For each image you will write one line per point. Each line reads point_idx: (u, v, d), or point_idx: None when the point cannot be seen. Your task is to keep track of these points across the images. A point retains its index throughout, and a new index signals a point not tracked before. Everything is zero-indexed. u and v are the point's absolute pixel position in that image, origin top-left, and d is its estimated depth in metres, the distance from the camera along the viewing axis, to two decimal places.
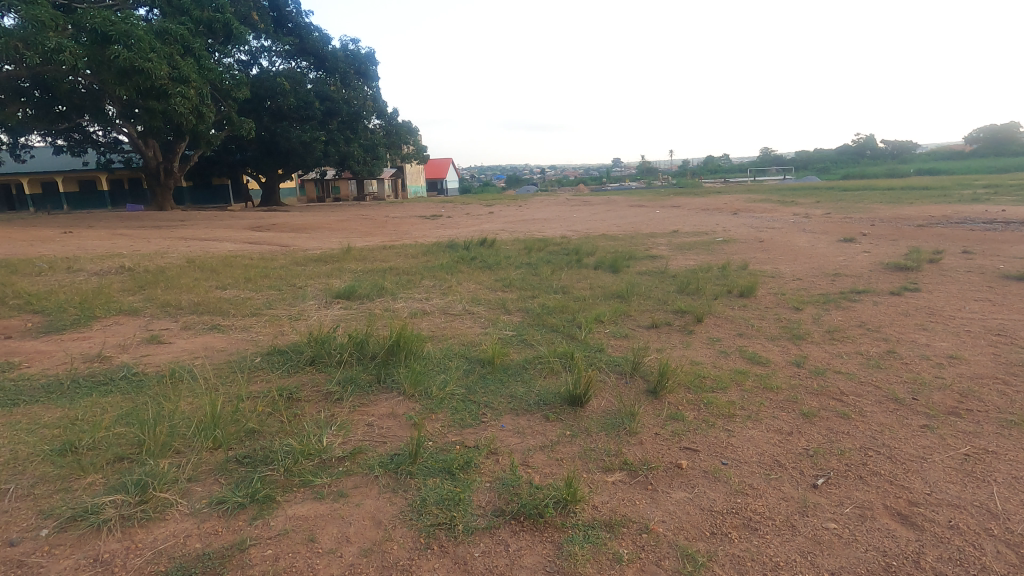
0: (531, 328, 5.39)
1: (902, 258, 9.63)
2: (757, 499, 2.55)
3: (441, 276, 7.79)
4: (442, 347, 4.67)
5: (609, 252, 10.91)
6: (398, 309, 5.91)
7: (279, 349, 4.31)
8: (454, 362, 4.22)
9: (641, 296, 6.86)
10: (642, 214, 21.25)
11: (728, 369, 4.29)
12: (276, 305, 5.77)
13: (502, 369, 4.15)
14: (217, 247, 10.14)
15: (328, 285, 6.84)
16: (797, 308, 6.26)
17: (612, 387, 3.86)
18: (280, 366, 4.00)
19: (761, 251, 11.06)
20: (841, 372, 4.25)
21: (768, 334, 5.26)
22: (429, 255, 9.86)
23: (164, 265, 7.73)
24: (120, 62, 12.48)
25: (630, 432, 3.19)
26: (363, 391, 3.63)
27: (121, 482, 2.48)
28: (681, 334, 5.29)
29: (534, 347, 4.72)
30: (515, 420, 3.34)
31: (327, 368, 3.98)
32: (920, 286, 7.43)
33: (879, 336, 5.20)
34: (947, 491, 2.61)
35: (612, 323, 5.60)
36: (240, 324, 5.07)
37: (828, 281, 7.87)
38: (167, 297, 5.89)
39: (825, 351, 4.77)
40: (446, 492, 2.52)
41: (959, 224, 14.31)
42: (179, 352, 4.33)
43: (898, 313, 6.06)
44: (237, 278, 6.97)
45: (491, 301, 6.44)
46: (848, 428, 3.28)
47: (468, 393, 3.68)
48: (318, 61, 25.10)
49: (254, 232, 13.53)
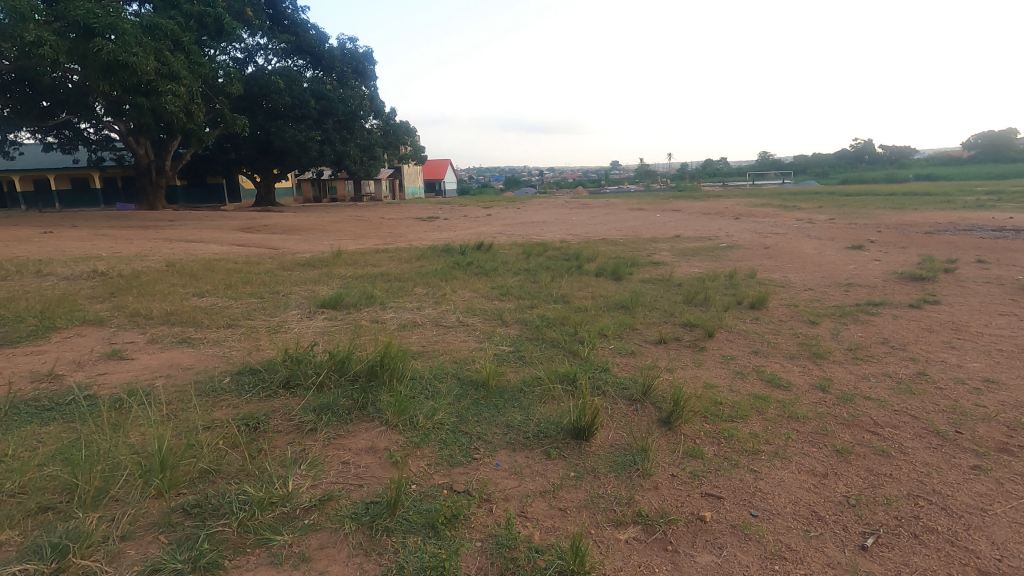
0: (529, 343, 4.99)
1: (915, 267, 9.25)
2: (799, 566, 2.16)
3: (436, 283, 7.41)
4: (432, 365, 4.28)
5: (610, 257, 10.50)
6: (386, 320, 5.51)
7: (250, 368, 3.90)
8: (445, 385, 3.82)
9: (646, 306, 6.47)
10: (640, 218, 20.86)
11: (746, 395, 3.88)
12: (255, 315, 5.35)
13: (498, 392, 3.75)
14: (202, 249, 9.70)
15: (313, 293, 6.42)
16: (813, 323, 5.88)
17: (621, 415, 3.45)
18: (250, 389, 3.59)
19: (766, 257, 10.71)
20: (872, 398, 3.84)
21: (786, 352, 4.87)
22: (423, 260, 9.46)
23: (141, 269, 7.27)
24: (103, 55, 12.03)
25: (644, 474, 2.79)
26: (340, 420, 3.23)
27: (37, 542, 2.07)
28: (691, 351, 4.89)
29: (534, 366, 4.33)
30: (511, 457, 2.94)
31: (300, 392, 3.57)
32: (939, 298, 7.05)
33: (906, 355, 4.80)
34: (1021, 557, 2.23)
35: (617, 338, 5.21)
36: (213, 337, 4.66)
37: (841, 292, 7.49)
38: (137, 305, 5.47)
39: (849, 372, 4.39)
40: (429, 558, 2.11)
41: (967, 231, 13.99)
42: (139, 370, 3.91)
43: (923, 329, 5.66)
44: (216, 284, 6.55)
45: (487, 312, 6.04)
46: (891, 469, 2.88)
47: (459, 423, 3.27)
48: (315, 59, 24.69)
49: (243, 233, 13.08)
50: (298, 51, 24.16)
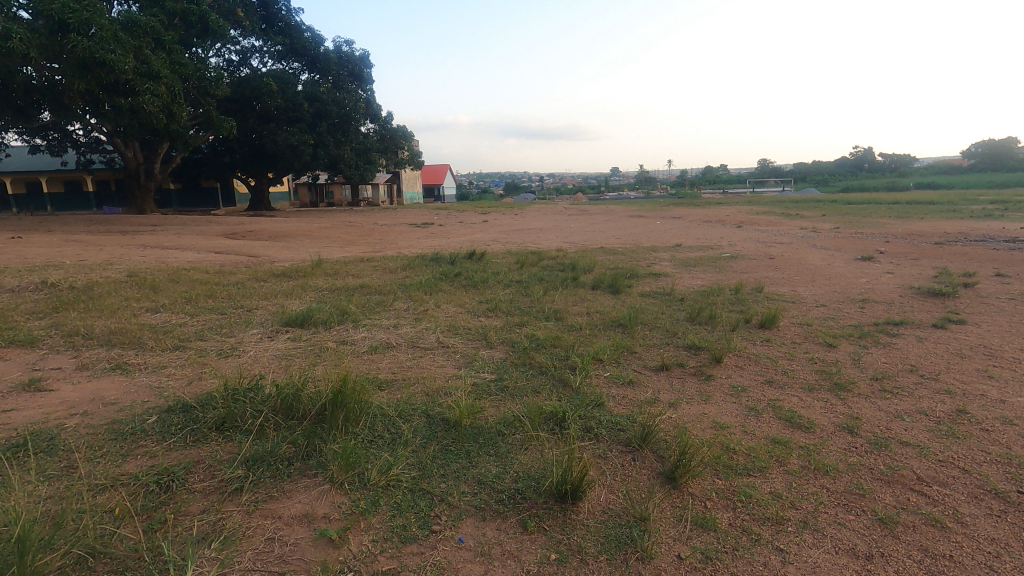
0: (514, 369, 4.44)
1: (932, 281, 8.72)
2: None
3: (418, 296, 6.88)
4: (399, 398, 3.71)
5: (608, 268, 9.97)
6: (357, 342, 4.93)
7: (183, 404, 3.33)
8: (411, 425, 3.26)
9: (646, 325, 5.91)
10: (640, 225, 20.39)
11: (762, 439, 3.32)
12: (209, 336, 4.79)
13: (472, 436, 3.18)
14: (175, 257, 9.17)
15: (281, 308, 5.87)
16: (830, 345, 5.33)
17: (615, 468, 2.89)
18: (176, 432, 3.02)
19: (772, 269, 10.18)
20: (910, 444, 3.28)
21: (804, 382, 4.31)
22: (409, 270, 8.92)
23: (98, 279, 6.72)
24: (78, 51, 11.54)
25: (644, 557, 2.24)
26: (275, 475, 2.67)
27: None
28: (696, 380, 4.32)
29: (518, 401, 3.76)
30: (478, 530, 2.38)
31: (234, 437, 2.99)
32: (964, 317, 6.50)
33: (938, 388, 4.24)
34: None
35: (612, 363, 4.64)
36: (153, 363, 4.08)
37: (857, 309, 6.95)
38: (78, 322, 4.89)
39: (878, 409, 3.82)
40: None
41: (978, 241, 13.51)
42: (53, 405, 3.34)
43: (952, 354, 5.10)
44: (177, 297, 6.01)
45: (471, 331, 5.49)
46: (950, 549, 2.33)
47: (420, 479, 2.72)
48: (310, 62, 24.21)
49: (226, 239, 12.57)
50: (293, 53, 23.67)
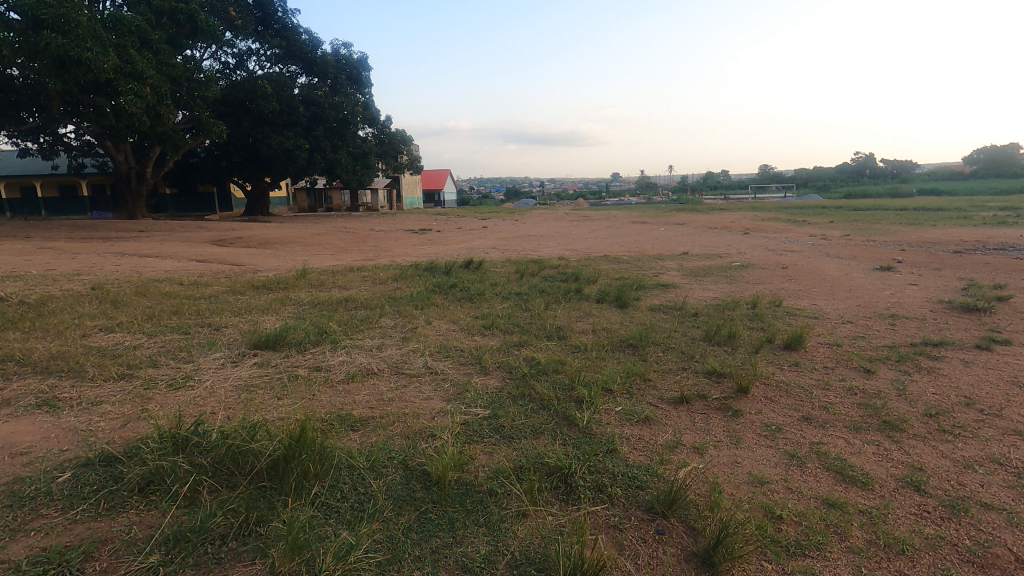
0: (510, 401, 3.83)
1: (963, 294, 8.11)
2: None
3: (408, 310, 6.30)
4: (372, 443, 3.10)
5: (613, 278, 9.38)
6: (332, 368, 4.33)
7: (106, 456, 2.73)
8: (382, 484, 2.65)
9: (658, 345, 5.30)
10: (643, 232, 19.83)
11: (813, 499, 2.72)
12: (164, 361, 4.20)
13: (457, 496, 2.58)
14: (152, 266, 8.61)
15: (254, 325, 5.28)
16: (869, 372, 4.71)
17: (635, 548, 2.29)
18: (89, 497, 2.42)
19: (787, 279, 9.60)
20: (995, 509, 2.67)
21: (849, 421, 3.69)
22: (401, 280, 8.33)
23: (57, 292, 6.14)
24: (53, 50, 11.04)
25: None
26: (200, 562, 2.07)
27: None
28: (722, 417, 3.71)
29: (515, 446, 3.16)
30: None
31: (160, 504, 2.40)
32: (1008, 336, 5.89)
33: (1006, 427, 3.62)
34: None
35: (623, 395, 4.03)
36: (89, 398, 3.48)
37: (889, 327, 6.33)
38: (16, 345, 4.30)
39: (944, 457, 3.20)
40: None
41: (996, 250, 12.94)
42: None
43: (1008, 382, 4.48)
44: (139, 313, 5.42)
45: (463, 352, 4.90)
46: None
47: (386, 566, 2.11)
48: (307, 65, 23.70)
49: (212, 246, 12.01)
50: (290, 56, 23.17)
